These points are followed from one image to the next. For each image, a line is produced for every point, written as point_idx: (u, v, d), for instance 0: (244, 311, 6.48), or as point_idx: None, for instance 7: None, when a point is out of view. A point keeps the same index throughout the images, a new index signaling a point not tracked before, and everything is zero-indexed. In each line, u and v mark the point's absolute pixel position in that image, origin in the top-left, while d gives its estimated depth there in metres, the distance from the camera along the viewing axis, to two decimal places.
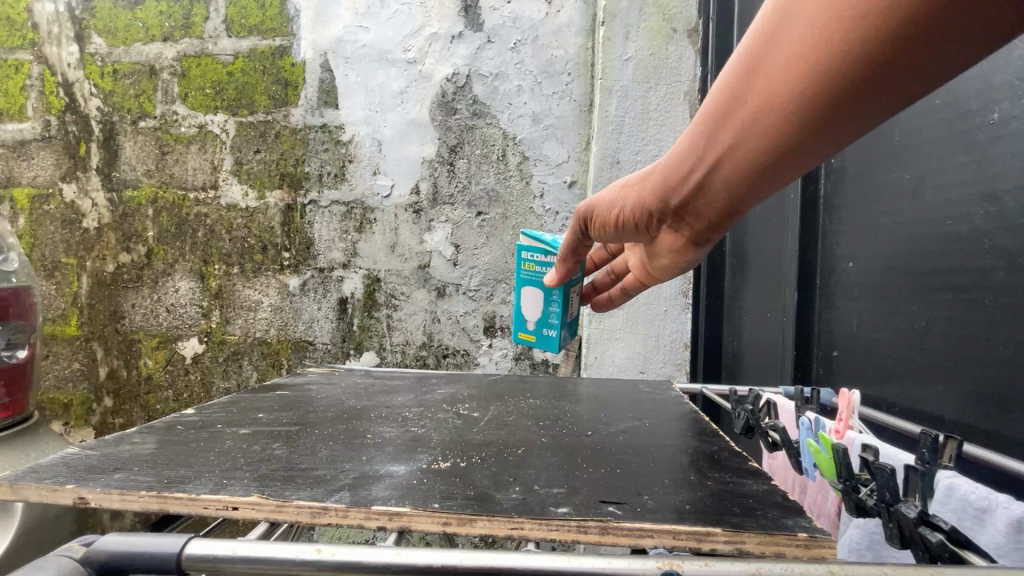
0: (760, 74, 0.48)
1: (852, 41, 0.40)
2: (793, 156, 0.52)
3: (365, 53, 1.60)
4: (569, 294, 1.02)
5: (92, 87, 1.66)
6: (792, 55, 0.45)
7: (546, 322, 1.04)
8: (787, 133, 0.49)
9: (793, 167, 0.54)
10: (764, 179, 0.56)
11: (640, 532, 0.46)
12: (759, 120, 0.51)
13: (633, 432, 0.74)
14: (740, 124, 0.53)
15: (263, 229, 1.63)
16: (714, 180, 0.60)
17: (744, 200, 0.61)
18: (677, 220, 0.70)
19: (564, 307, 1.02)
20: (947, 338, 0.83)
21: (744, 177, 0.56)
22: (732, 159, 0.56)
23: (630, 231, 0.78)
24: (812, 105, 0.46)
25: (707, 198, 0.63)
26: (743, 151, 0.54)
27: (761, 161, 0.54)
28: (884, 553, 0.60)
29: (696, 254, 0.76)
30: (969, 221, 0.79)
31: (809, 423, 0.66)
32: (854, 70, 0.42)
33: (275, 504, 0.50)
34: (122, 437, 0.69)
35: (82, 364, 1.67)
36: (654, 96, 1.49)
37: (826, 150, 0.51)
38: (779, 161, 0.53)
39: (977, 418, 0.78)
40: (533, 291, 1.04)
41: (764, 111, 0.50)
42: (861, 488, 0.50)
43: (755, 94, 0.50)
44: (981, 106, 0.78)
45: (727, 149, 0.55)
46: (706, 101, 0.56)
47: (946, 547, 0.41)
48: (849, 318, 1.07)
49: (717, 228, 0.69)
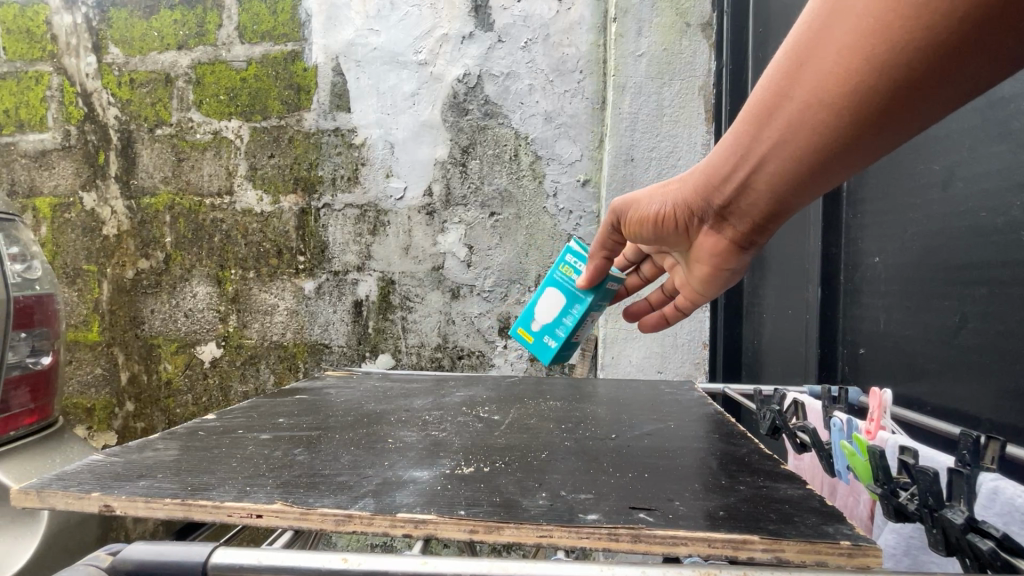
0: (810, 67, 0.47)
1: (913, 28, 0.39)
2: (846, 154, 0.50)
3: (376, 56, 1.60)
4: (586, 318, 0.98)
5: (110, 96, 1.69)
6: (845, 47, 0.43)
7: (552, 331, 1.02)
8: (837, 129, 0.48)
9: (844, 167, 0.52)
10: (811, 177, 0.55)
11: (673, 540, 0.45)
12: (806, 117, 0.50)
13: (658, 434, 0.73)
14: (787, 120, 0.52)
15: (279, 234, 1.63)
16: (760, 177, 0.59)
17: (792, 197, 0.60)
18: (722, 220, 0.69)
19: (575, 328, 0.99)
20: (982, 334, 0.81)
21: (793, 173, 0.55)
22: (778, 154, 0.55)
23: (670, 233, 0.77)
24: (867, 98, 0.44)
25: (753, 196, 0.62)
26: (792, 146, 0.53)
27: (810, 158, 0.52)
28: (921, 559, 0.57)
29: (738, 260, 0.74)
30: (1006, 212, 0.77)
31: (841, 424, 0.65)
32: (914, 61, 0.40)
33: (300, 511, 0.50)
34: (145, 444, 0.70)
35: (104, 369, 1.69)
36: (668, 92, 1.47)
37: (882, 148, 0.49)
38: (828, 160, 0.52)
39: (1015, 416, 0.75)
40: (553, 294, 1.01)
41: (813, 105, 0.48)
42: (901, 492, 0.49)
43: (802, 89, 0.49)
44: (1016, 93, 0.76)
45: (773, 144, 0.55)
46: (753, 97, 0.55)
47: (999, 555, 0.39)
48: (877, 314, 1.04)
49: (765, 229, 0.67)
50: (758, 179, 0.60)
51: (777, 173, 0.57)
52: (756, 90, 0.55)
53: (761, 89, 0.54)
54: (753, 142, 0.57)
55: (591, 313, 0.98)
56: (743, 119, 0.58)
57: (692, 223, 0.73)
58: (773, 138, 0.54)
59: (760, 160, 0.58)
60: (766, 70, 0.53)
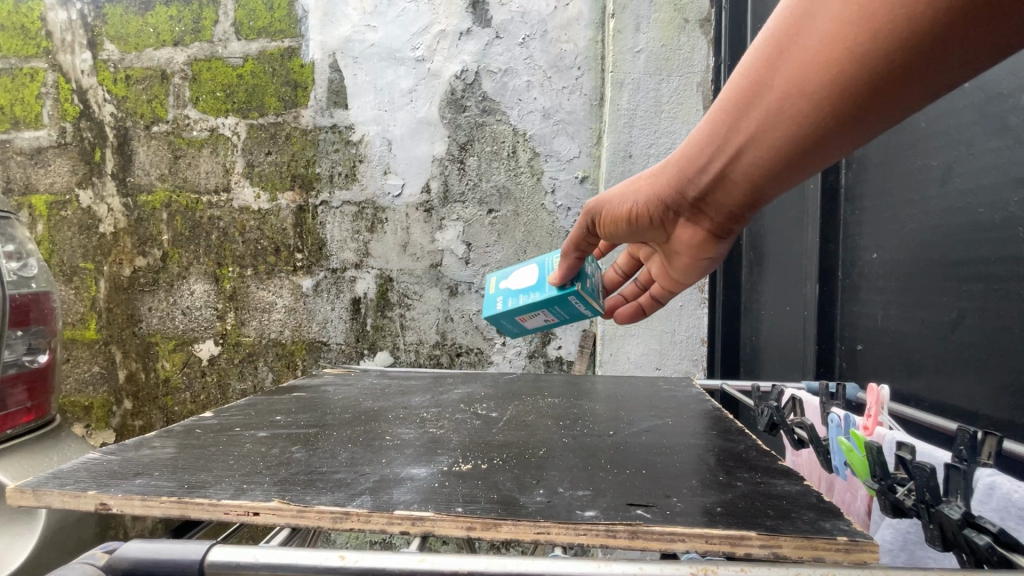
0: (792, 53, 0.47)
1: (897, 17, 0.38)
2: (824, 141, 0.50)
3: (374, 52, 1.60)
4: (537, 306, 0.87)
5: (106, 93, 1.68)
6: (826, 34, 0.43)
7: (507, 295, 0.91)
8: (817, 116, 0.48)
9: (820, 155, 0.52)
10: (790, 166, 0.55)
11: (671, 537, 0.45)
12: (786, 106, 0.49)
13: (656, 431, 0.73)
14: (766, 110, 0.51)
15: (277, 231, 1.63)
16: (738, 168, 0.58)
17: (766, 188, 0.60)
18: (699, 214, 0.68)
19: (524, 308, 0.88)
20: (979, 331, 0.81)
21: (770, 162, 0.55)
22: (757, 144, 0.54)
23: (647, 229, 0.74)
24: (847, 86, 0.44)
25: (729, 186, 0.61)
26: (770, 135, 0.52)
27: (788, 148, 0.52)
28: (918, 554, 0.57)
29: (717, 247, 0.73)
30: (1003, 208, 0.77)
31: (839, 420, 0.65)
32: (901, 48, 0.39)
33: (297, 509, 0.50)
34: (142, 441, 0.69)
35: (102, 367, 1.69)
36: (667, 88, 1.46)
37: (857, 139, 0.49)
38: (805, 149, 0.52)
39: (1012, 413, 0.75)
40: (533, 268, 0.91)
41: (793, 93, 0.48)
42: (897, 487, 0.49)
43: (782, 78, 0.48)
44: (1014, 88, 0.75)
45: (751, 135, 0.54)
46: (730, 84, 0.55)
47: (995, 551, 0.40)
48: (874, 311, 1.04)
49: (741, 217, 0.67)
50: (736, 171, 0.59)
51: (754, 163, 0.57)
52: (733, 78, 0.54)
53: (738, 77, 0.53)
54: (731, 131, 0.56)
55: (542, 307, 0.87)
56: (719, 107, 0.57)
57: (669, 218, 0.71)
58: (752, 127, 0.54)
59: (737, 149, 0.57)
60: (745, 57, 0.53)
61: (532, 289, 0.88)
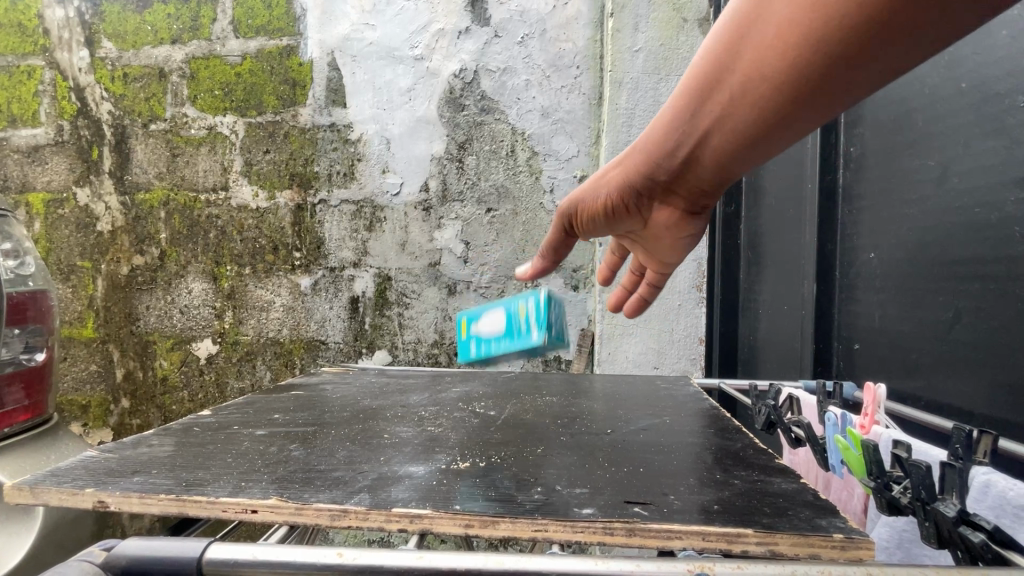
0: (752, 36, 0.44)
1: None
2: (789, 124, 0.47)
3: (372, 51, 1.60)
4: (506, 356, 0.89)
5: (103, 91, 1.67)
6: (786, 15, 0.40)
7: (479, 342, 0.94)
8: (782, 96, 0.45)
9: (785, 136, 0.50)
10: (755, 150, 0.52)
11: (669, 534, 0.45)
12: (747, 91, 0.46)
13: (654, 429, 0.73)
14: (728, 95, 0.48)
15: (275, 230, 1.63)
16: (704, 153, 0.55)
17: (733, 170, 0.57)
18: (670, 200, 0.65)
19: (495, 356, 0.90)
20: (975, 330, 0.81)
21: (736, 147, 0.52)
22: (721, 131, 0.51)
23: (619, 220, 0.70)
24: (810, 68, 0.41)
25: (699, 169, 0.58)
26: (733, 121, 0.50)
27: (752, 133, 0.50)
28: (914, 552, 0.58)
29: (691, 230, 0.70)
30: (1000, 208, 0.77)
31: (836, 418, 0.65)
32: (863, 30, 0.37)
33: (295, 507, 0.50)
34: (140, 439, 0.69)
35: (99, 366, 1.68)
36: (665, 87, 1.47)
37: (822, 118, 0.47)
38: (769, 133, 0.49)
39: (1007, 412, 0.76)
40: (499, 312, 0.91)
41: (754, 78, 0.45)
42: (894, 485, 0.49)
43: (742, 63, 0.45)
44: (1010, 89, 0.76)
45: (714, 122, 0.51)
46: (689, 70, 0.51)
47: (989, 548, 0.40)
48: (872, 310, 1.05)
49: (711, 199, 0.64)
50: (703, 158, 0.56)
51: (718, 149, 0.54)
52: (692, 64, 0.51)
53: (697, 62, 0.50)
54: (693, 120, 0.53)
55: (510, 356, 0.89)
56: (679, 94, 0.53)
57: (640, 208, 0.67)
58: (715, 114, 0.50)
59: (701, 137, 0.53)
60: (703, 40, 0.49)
61: (507, 330, 0.90)
